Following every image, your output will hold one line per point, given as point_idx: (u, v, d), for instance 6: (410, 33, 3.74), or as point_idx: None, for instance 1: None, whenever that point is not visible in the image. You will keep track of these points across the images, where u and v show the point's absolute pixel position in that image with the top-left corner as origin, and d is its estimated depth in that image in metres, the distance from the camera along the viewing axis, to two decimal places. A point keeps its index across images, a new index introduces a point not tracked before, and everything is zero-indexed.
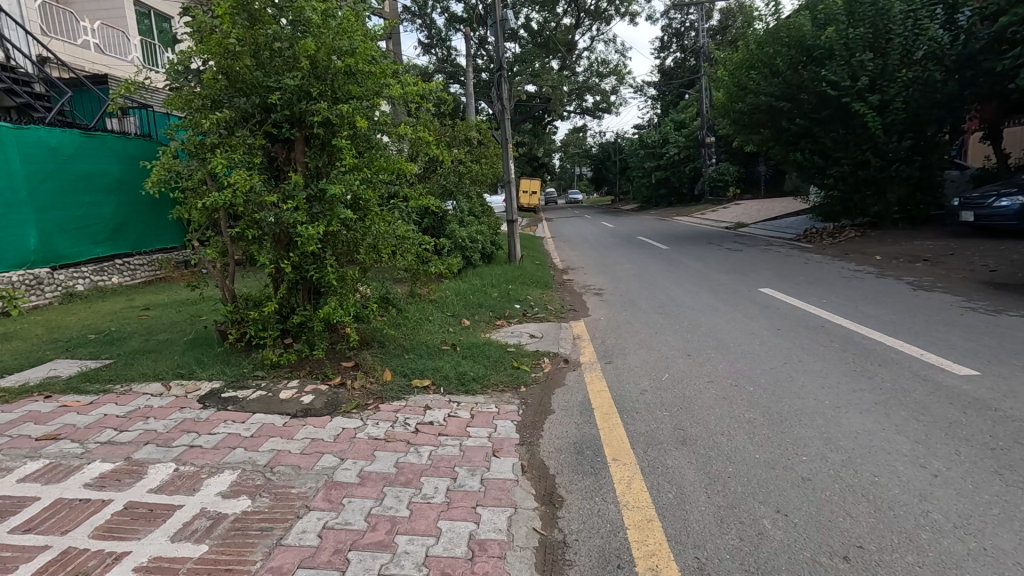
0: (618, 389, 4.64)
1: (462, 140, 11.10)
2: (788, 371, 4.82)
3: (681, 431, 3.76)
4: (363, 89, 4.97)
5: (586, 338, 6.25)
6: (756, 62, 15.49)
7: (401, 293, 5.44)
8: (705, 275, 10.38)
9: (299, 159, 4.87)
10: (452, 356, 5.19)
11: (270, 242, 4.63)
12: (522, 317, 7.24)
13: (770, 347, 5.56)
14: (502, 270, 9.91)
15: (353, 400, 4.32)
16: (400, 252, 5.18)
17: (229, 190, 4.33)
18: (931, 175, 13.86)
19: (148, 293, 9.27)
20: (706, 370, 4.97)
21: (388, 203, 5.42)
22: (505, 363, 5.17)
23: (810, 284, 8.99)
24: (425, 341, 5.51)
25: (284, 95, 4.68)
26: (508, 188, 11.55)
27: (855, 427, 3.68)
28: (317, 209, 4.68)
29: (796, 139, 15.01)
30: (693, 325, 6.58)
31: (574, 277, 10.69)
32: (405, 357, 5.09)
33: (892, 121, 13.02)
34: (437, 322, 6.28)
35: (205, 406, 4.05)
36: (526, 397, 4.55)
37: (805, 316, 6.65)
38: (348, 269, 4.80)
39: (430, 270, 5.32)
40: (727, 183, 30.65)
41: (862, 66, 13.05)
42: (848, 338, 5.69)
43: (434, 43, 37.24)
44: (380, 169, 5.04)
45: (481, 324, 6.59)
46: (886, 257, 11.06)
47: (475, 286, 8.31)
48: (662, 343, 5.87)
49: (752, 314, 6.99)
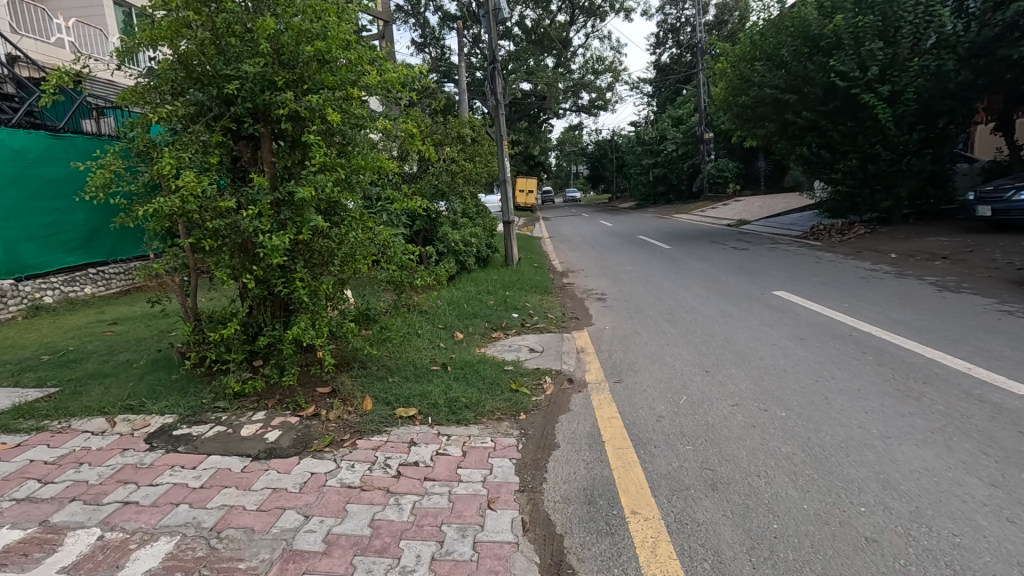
0: (631, 415, 4.09)
1: (456, 138, 10.48)
2: (822, 391, 4.27)
3: (709, 472, 3.20)
4: (337, 79, 4.37)
5: (591, 352, 5.68)
6: (759, 54, 14.96)
7: (384, 306, 4.86)
8: (712, 276, 9.83)
9: (266, 158, 4.28)
10: (442, 378, 4.63)
11: (231, 254, 4.04)
12: (520, 328, 6.66)
13: (795, 361, 5.01)
14: (498, 275, 9.33)
15: (327, 435, 3.75)
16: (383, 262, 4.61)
17: (179, 194, 3.74)
18: (943, 169, 13.32)
19: (121, 305, 8.67)
20: (728, 390, 4.41)
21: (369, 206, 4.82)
22: (501, 385, 4.60)
23: (826, 286, 8.44)
24: (412, 360, 4.94)
25: (245, 85, 4.08)
26: (504, 188, 10.96)
27: (916, 465, 3.12)
28: (284, 214, 4.10)
29: (802, 133, 14.49)
30: (708, 335, 6.02)
31: (575, 281, 10.12)
32: (389, 381, 4.52)
33: (903, 113, 12.49)
34: (427, 337, 5.71)
35: (152, 448, 3.47)
36: (526, 428, 3.99)
37: (829, 324, 6.09)
38: (321, 283, 4.21)
39: (417, 281, 4.76)
40: (726, 179, 30.00)
41: (871, 56, 12.50)
42: (882, 349, 5.14)
43: (428, 43, 36.68)
44: (357, 168, 4.45)
45: (475, 338, 6.02)
46: (902, 255, 10.53)
47: (469, 294, 7.71)
48: (676, 357, 5.30)
49: (770, 321, 6.44)
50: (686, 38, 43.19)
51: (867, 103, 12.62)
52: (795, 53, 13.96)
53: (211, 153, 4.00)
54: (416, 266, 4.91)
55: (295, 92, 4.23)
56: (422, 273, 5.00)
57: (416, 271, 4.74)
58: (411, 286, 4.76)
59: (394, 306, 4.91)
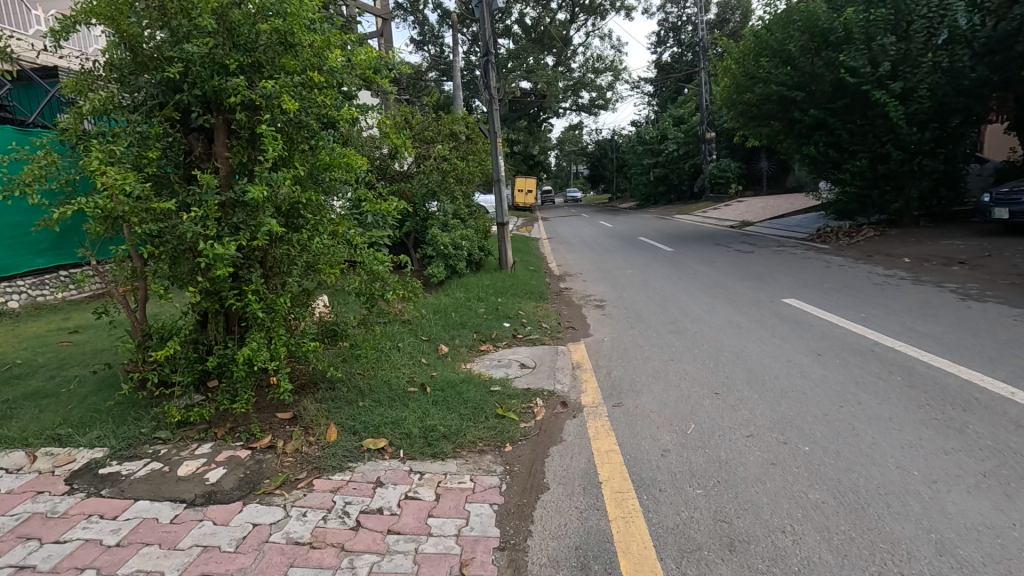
0: (632, 448, 3.59)
1: (448, 134, 10.20)
2: (849, 420, 3.76)
3: (725, 527, 2.70)
4: (301, 62, 3.80)
5: (587, 369, 5.17)
6: (765, 49, 14.44)
7: (356, 320, 4.34)
8: (716, 282, 9.33)
9: (219, 153, 3.75)
10: (420, 401, 4.12)
11: (174, 263, 3.53)
12: (511, 340, 6.13)
13: (814, 381, 4.50)
14: (491, 280, 8.81)
15: (279, 473, 3.24)
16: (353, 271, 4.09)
17: (106, 195, 3.20)
18: (956, 169, 12.83)
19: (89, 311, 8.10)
20: (742, 417, 3.91)
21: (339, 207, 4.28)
22: (486, 411, 4.08)
23: (839, 293, 7.94)
24: (388, 380, 4.43)
25: (192, 69, 3.53)
26: (499, 187, 10.41)
27: (972, 521, 2.62)
28: (237, 218, 3.58)
29: (809, 131, 13.98)
30: (716, 349, 5.52)
31: (573, 286, 9.60)
32: (359, 405, 4.01)
33: (916, 111, 12.00)
34: (408, 351, 5.21)
35: (71, 491, 2.97)
36: (511, 463, 3.48)
37: (848, 338, 5.57)
38: (279, 296, 3.69)
39: (394, 294, 4.23)
40: (728, 180, 29.40)
41: (883, 51, 11.98)
42: (910, 368, 4.64)
43: (427, 40, 36.14)
44: (322, 165, 3.94)
45: (461, 353, 5.50)
46: (916, 260, 10.04)
47: (457, 302, 7.19)
48: (682, 377, 4.79)
49: (782, 333, 5.93)
50: (687, 37, 42.63)
51: (878, 100, 12.12)
52: (802, 48, 13.44)
53: (151, 148, 3.48)
54: (393, 277, 4.41)
55: (251, 78, 3.69)
56: (402, 284, 4.50)
57: (392, 283, 4.22)
58: (386, 299, 4.24)
59: (369, 321, 4.40)
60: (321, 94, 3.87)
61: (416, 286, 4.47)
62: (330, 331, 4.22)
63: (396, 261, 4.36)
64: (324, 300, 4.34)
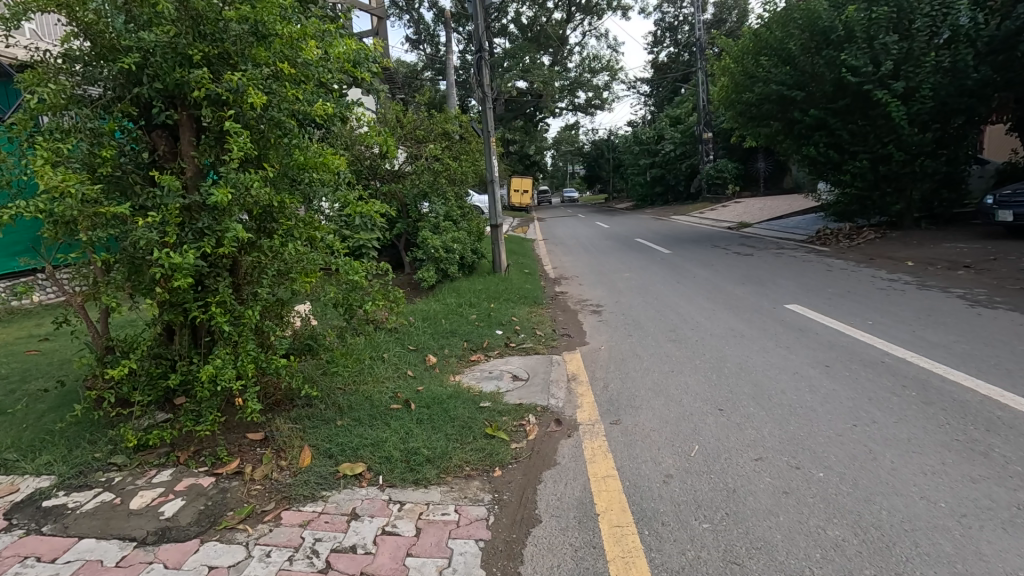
0: (632, 473, 3.31)
1: (441, 134, 9.93)
2: (864, 442, 3.49)
3: (737, 571, 2.43)
4: (273, 53, 3.49)
5: (583, 382, 4.89)
6: (764, 48, 14.19)
7: (334, 332, 4.05)
8: (716, 285, 9.08)
9: (186, 151, 3.44)
10: (403, 420, 3.83)
11: (132, 272, 3.21)
12: (503, 349, 5.83)
13: (825, 396, 4.24)
14: (484, 284, 8.51)
15: (245, 504, 2.94)
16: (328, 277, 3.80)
17: (51, 198, 2.89)
18: (958, 171, 12.63)
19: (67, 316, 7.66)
20: (749, 438, 3.63)
21: (316, 210, 3.98)
22: (473, 430, 3.79)
23: (843, 298, 7.70)
24: (370, 396, 4.14)
25: (153, 61, 3.22)
26: (492, 188, 10.11)
27: (1012, 564, 2.35)
28: (202, 222, 3.27)
29: (809, 132, 13.74)
30: (719, 360, 5.26)
31: (569, 290, 9.33)
32: (336, 425, 3.72)
33: (919, 112, 11.77)
34: (393, 364, 4.90)
35: (7, 529, 2.66)
36: (501, 491, 3.20)
37: (857, 347, 5.32)
38: (247, 307, 3.39)
39: (375, 305, 3.93)
40: (725, 180, 29.22)
41: (885, 50, 11.76)
42: (925, 382, 4.38)
43: (422, 39, 35.71)
44: (297, 166, 3.64)
45: (451, 364, 5.21)
46: (919, 264, 9.82)
47: (448, 308, 6.89)
48: (684, 391, 4.51)
49: (787, 342, 5.67)
50: (685, 36, 42.43)
51: (880, 100, 11.90)
52: (803, 47, 13.19)
53: (105, 147, 3.17)
54: (376, 287, 4.11)
55: (216, 70, 3.39)
56: (385, 294, 4.20)
57: (373, 292, 3.93)
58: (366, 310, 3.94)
59: (349, 332, 4.11)
60: (295, 88, 3.57)
61: (399, 295, 4.19)
62: (306, 343, 3.92)
63: (378, 269, 4.06)
64: (302, 309, 4.05)
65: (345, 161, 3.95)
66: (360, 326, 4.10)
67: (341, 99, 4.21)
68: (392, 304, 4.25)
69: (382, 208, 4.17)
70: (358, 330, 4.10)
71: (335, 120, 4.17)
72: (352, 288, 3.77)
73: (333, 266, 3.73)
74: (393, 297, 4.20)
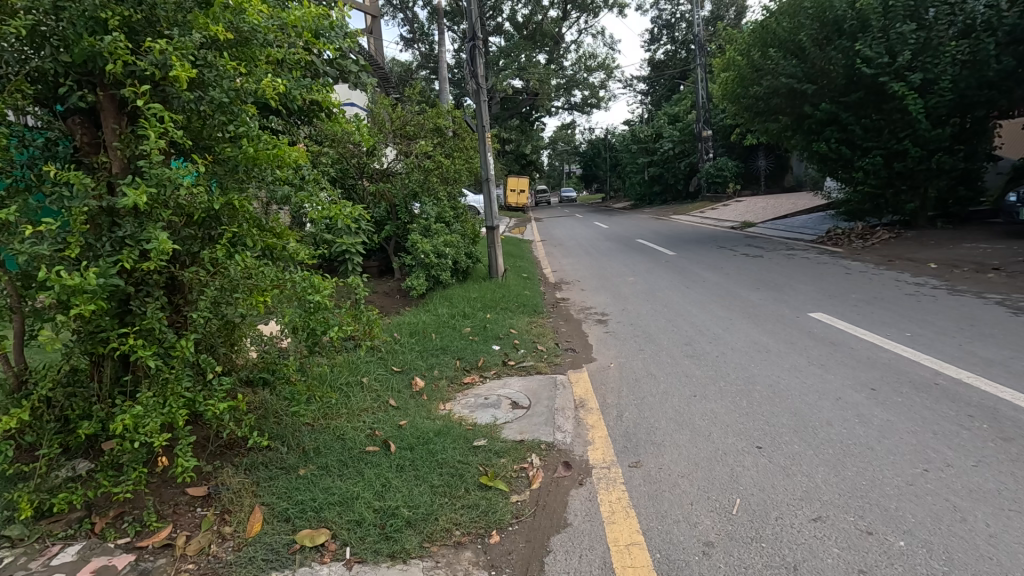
0: (662, 540, 2.67)
1: (432, 129, 9.31)
2: (945, 495, 2.85)
3: None
4: (213, 18, 2.80)
5: (593, 410, 4.24)
6: (773, 40, 13.61)
7: (297, 360, 3.36)
8: (728, 291, 8.44)
9: (108, 141, 2.79)
10: (379, 467, 3.17)
11: (28, 293, 2.53)
12: (500, 369, 5.16)
13: (881, 431, 3.59)
14: (479, 291, 7.84)
15: None
16: (286, 294, 3.08)
17: None
18: (976, 167, 12.01)
19: None
20: (802, 489, 2.99)
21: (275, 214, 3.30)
22: (465, 480, 3.13)
23: (870, 305, 7.05)
24: (343, 436, 3.48)
25: (60, 28, 2.55)
26: (487, 187, 9.41)
27: None
28: (123, 229, 2.60)
29: (819, 127, 13.15)
30: (747, 381, 4.61)
31: (570, 297, 8.67)
32: (297, 475, 3.05)
33: (937, 105, 11.14)
34: (372, 392, 4.24)
35: None
36: (499, 566, 2.55)
37: (902, 366, 4.68)
38: (182, 335, 2.71)
39: (345, 329, 3.24)
40: (725, 179, 28.58)
41: (902, 40, 11.17)
42: (995, 412, 3.75)
43: (416, 38, 34.96)
44: (246, 160, 2.98)
45: (440, 390, 4.53)
46: (943, 266, 9.20)
47: (439, 320, 6.22)
48: (713, 423, 3.87)
49: (821, 359, 5.03)
50: (682, 35, 41.91)
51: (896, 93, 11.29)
52: (813, 38, 12.59)
53: None
54: (346, 306, 3.43)
55: (136, 41, 2.70)
56: (356, 314, 3.51)
57: (343, 314, 3.24)
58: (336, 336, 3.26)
59: (316, 360, 3.45)
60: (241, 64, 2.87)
61: (377, 316, 3.49)
62: (265, 374, 3.24)
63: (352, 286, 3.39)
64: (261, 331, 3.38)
65: (307, 155, 3.28)
66: (329, 353, 3.43)
67: (301, 80, 3.51)
68: (364, 327, 3.53)
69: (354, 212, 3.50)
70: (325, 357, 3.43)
71: (295, 106, 3.48)
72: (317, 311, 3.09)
73: (294, 284, 3.05)
74: (368, 319, 3.51)
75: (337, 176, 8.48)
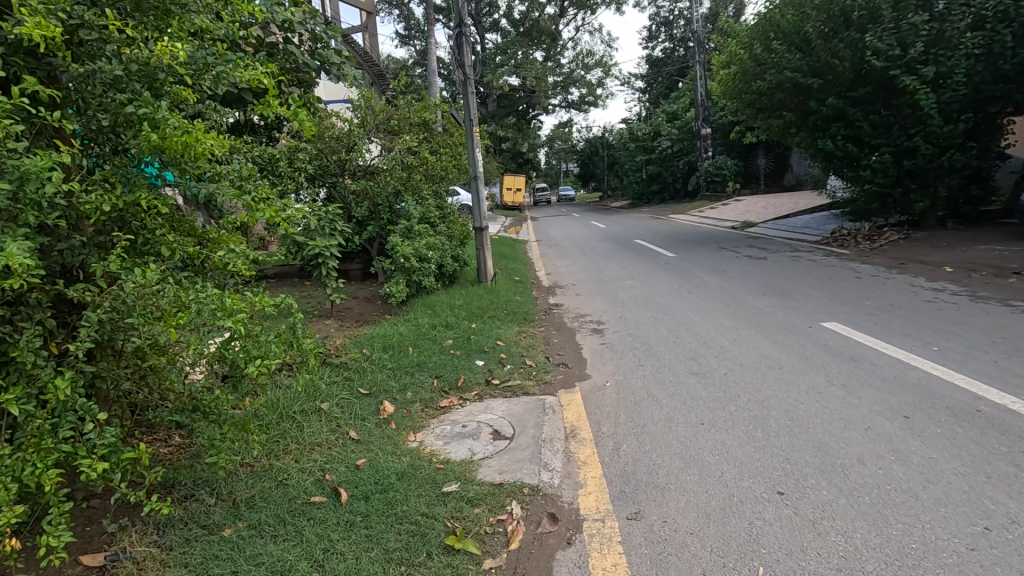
0: None
1: (420, 123, 8.89)
2: (1019, 567, 2.31)
3: None
4: None
5: (585, 442, 3.68)
6: (777, 32, 13.12)
7: (229, 414, 2.59)
8: (732, 296, 7.90)
9: None
10: (322, 522, 2.62)
11: None
12: (482, 390, 4.58)
13: (925, 473, 3.04)
14: (466, 297, 7.30)
15: None
16: (200, 321, 2.31)
17: None
18: (989, 166, 11.46)
19: None
20: (839, 555, 2.45)
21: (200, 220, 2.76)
22: (426, 541, 2.57)
23: (887, 314, 6.48)
24: (286, 482, 2.91)
25: None
26: (476, 186, 8.85)
27: None
28: None
29: (825, 123, 12.62)
30: (762, 406, 4.06)
31: (564, 303, 8.12)
32: (217, 537, 2.49)
33: (950, 100, 10.60)
34: (331, 422, 3.67)
35: None
36: None
37: (937, 389, 4.14)
38: (65, 370, 2.11)
39: (271, 358, 2.51)
40: (725, 177, 28.03)
41: (914, 31, 10.68)
42: None
43: (412, 35, 34.28)
44: (151, 149, 2.30)
45: (412, 417, 3.98)
46: (959, 271, 8.66)
47: (418, 331, 5.66)
48: (724, 460, 3.32)
49: (842, 379, 4.49)
50: (681, 33, 41.28)
51: (907, 87, 10.79)
52: (819, 30, 12.07)
53: None
54: (280, 330, 2.79)
55: None
56: (290, 342, 2.83)
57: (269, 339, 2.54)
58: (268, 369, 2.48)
59: (252, 394, 2.81)
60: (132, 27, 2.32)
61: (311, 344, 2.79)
62: (182, 414, 2.60)
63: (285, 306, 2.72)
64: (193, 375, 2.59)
65: (229, 142, 2.61)
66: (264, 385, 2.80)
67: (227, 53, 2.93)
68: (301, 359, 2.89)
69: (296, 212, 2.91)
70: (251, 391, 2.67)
71: (220, 87, 2.84)
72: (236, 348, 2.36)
73: (206, 304, 2.29)
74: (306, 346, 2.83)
75: (316, 173, 8.03)
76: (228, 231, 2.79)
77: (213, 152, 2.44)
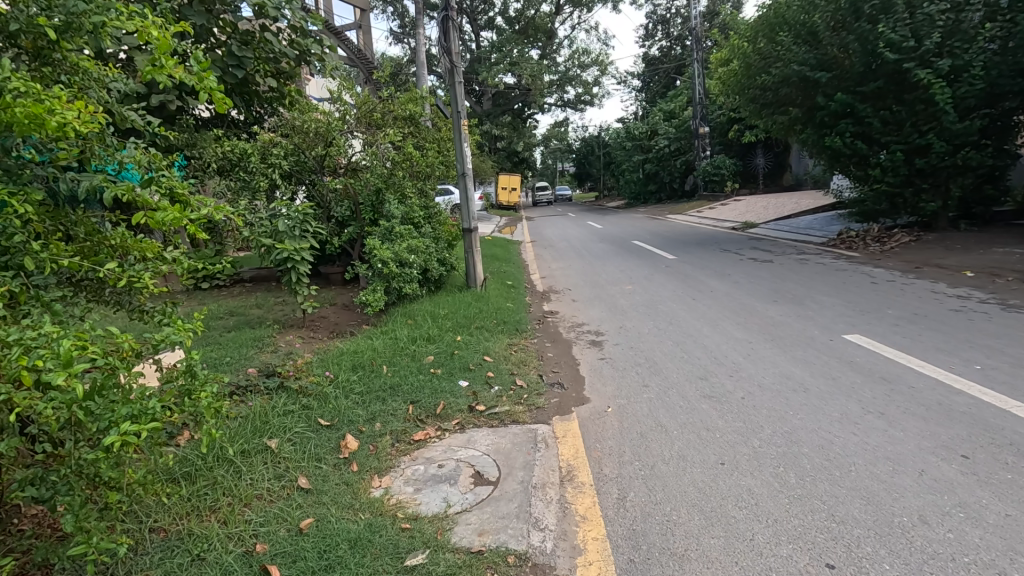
0: None
1: (405, 116, 8.23)
2: None
3: None
4: None
5: (582, 489, 3.08)
6: (783, 24, 12.56)
7: (114, 490, 1.89)
8: (740, 304, 7.32)
9: None
10: None
11: None
12: (464, 418, 3.95)
13: (1009, 539, 2.44)
14: (452, 305, 6.69)
15: None
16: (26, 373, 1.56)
17: None
18: (1005, 164, 10.91)
19: None
20: None
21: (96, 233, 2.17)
22: None
23: (913, 326, 5.89)
24: (204, 556, 2.32)
25: None
26: (464, 183, 8.21)
27: None
28: None
29: (833, 120, 12.06)
30: (791, 442, 3.45)
31: (559, 310, 7.52)
32: None
33: (965, 95, 10.05)
34: (278, 466, 3.04)
35: None
36: None
37: (993, 421, 3.54)
38: None
39: (150, 418, 1.77)
40: (723, 177, 27.45)
41: (928, 22, 10.13)
42: None
43: (407, 32, 33.61)
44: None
45: (378, 456, 3.34)
46: (981, 276, 8.10)
47: (394, 346, 5.06)
48: (753, 516, 2.73)
49: (879, 406, 3.88)
50: (678, 32, 40.73)
51: (921, 81, 10.23)
52: (827, 21, 11.52)
53: None
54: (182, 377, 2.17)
55: None
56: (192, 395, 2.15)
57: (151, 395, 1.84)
58: (143, 439, 1.78)
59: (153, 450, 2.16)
60: None
61: (205, 392, 2.26)
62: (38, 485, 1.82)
63: (182, 343, 2.07)
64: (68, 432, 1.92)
65: (93, 113, 1.92)
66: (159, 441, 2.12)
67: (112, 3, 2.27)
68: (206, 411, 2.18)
69: (210, 212, 2.27)
70: (122, 467, 1.90)
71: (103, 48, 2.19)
72: (86, 419, 1.65)
73: (34, 344, 1.56)
74: (207, 393, 2.29)
75: (291, 172, 7.52)
76: (138, 240, 2.19)
77: (75, 127, 1.80)
